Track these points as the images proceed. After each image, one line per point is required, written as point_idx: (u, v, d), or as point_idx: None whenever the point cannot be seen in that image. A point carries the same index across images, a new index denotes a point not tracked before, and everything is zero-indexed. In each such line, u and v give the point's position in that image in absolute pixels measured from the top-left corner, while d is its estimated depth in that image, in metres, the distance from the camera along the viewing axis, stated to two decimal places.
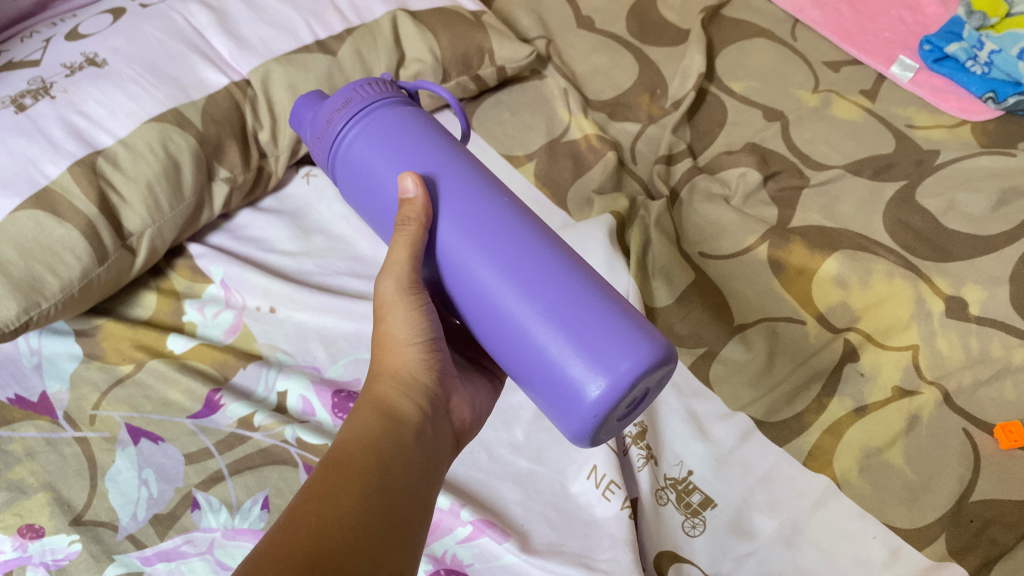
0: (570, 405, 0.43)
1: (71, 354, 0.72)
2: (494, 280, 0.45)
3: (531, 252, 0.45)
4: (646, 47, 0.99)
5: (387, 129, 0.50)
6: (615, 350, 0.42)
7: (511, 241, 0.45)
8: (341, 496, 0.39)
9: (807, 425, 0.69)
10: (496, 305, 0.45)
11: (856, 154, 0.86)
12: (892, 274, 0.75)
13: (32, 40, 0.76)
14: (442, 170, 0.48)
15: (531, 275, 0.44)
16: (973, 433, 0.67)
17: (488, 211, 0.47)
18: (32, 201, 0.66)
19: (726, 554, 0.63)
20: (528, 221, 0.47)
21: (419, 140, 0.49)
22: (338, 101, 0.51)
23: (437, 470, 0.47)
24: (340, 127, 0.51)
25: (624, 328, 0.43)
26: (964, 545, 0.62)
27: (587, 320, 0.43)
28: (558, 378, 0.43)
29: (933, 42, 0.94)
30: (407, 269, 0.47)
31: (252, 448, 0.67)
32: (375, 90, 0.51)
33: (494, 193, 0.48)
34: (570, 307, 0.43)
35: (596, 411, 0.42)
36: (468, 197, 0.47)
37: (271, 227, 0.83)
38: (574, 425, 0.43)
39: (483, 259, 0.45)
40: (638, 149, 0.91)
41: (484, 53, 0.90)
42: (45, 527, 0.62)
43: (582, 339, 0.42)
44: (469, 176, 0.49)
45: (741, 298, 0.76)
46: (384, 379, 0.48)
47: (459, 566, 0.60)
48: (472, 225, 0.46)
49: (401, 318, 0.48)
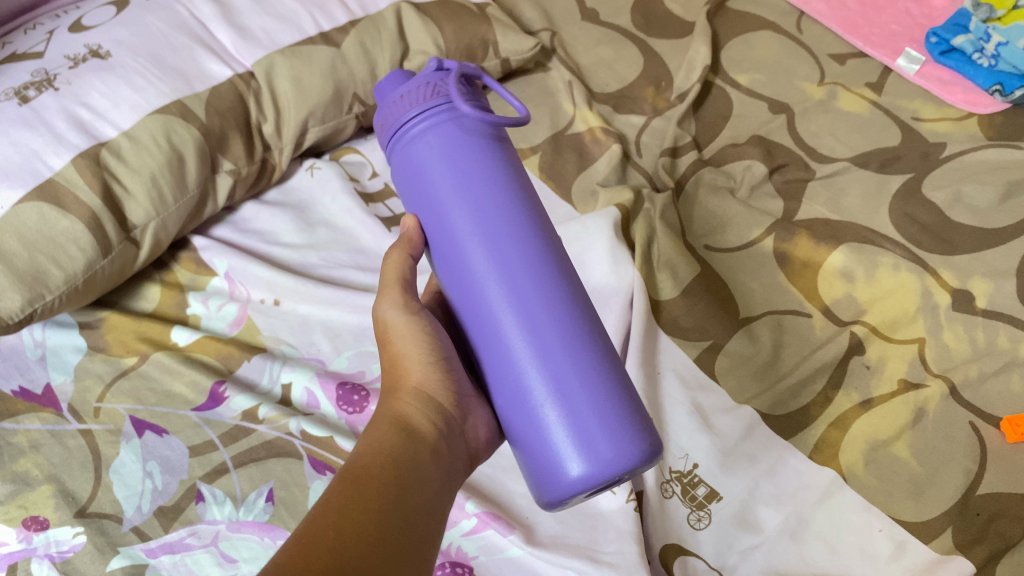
0: (548, 475, 0.44)
1: (75, 347, 0.72)
2: (516, 326, 0.45)
3: (556, 310, 0.45)
4: (651, 39, 0.98)
5: (457, 140, 0.47)
6: (606, 442, 0.43)
7: (543, 292, 0.45)
8: (359, 511, 0.39)
9: (812, 418, 0.69)
10: (511, 352, 0.45)
11: (861, 147, 0.86)
12: (898, 266, 0.75)
13: (36, 32, 0.76)
14: (500, 198, 0.46)
15: (553, 339, 0.44)
16: (980, 427, 0.67)
17: (524, 254, 0.46)
18: (36, 193, 0.66)
19: (731, 546, 0.63)
20: (561, 269, 0.46)
21: (486, 160, 0.47)
22: (421, 90, 0.48)
23: (450, 490, 0.47)
24: (413, 119, 0.48)
25: (622, 421, 0.44)
26: (971, 538, 0.61)
27: (590, 402, 0.44)
28: (546, 446, 0.44)
29: (940, 35, 0.94)
30: (398, 292, 0.52)
31: (256, 441, 0.67)
32: (458, 89, 0.48)
33: (534, 232, 0.47)
34: (576, 383, 0.44)
35: (575, 490, 0.43)
36: (507, 234, 0.46)
37: (275, 220, 0.82)
38: (545, 490, 0.45)
39: (507, 301, 0.45)
40: (643, 141, 0.90)
41: (488, 45, 0.89)
42: (50, 519, 0.62)
43: (580, 417, 0.43)
44: (517, 206, 0.47)
45: (746, 291, 0.76)
46: (400, 395, 0.49)
47: (464, 559, 0.60)
48: (503, 265, 0.45)
49: (407, 337, 0.51)
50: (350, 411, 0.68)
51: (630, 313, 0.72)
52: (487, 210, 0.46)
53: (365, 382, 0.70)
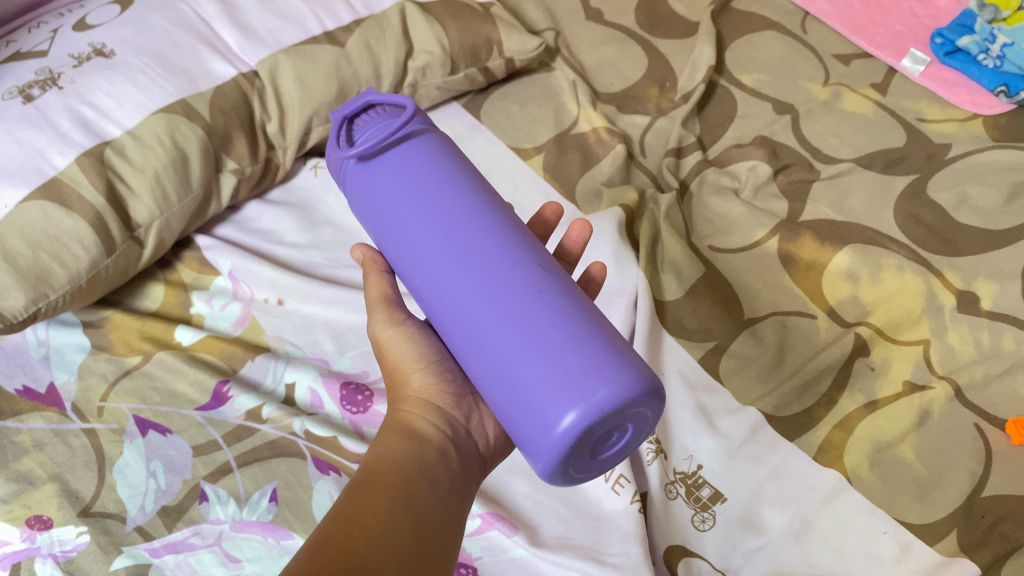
0: (537, 435, 0.41)
1: (79, 346, 0.72)
2: (478, 301, 0.44)
3: (515, 277, 0.45)
4: (656, 39, 0.98)
5: (379, 157, 0.50)
6: (589, 381, 0.40)
7: (498, 265, 0.45)
8: (369, 514, 0.39)
9: (817, 420, 0.69)
10: (477, 326, 0.44)
11: (866, 147, 0.86)
12: (903, 268, 0.75)
13: (40, 30, 0.76)
14: (431, 190, 0.48)
15: (516, 302, 0.44)
16: (985, 429, 0.66)
17: (471, 231, 0.47)
18: (40, 192, 0.66)
19: (736, 548, 0.63)
20: (513, 239, 0.47)
21: (409, 164, 0.49)
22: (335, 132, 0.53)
23: (462, 492, 0.47)
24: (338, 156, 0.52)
25: (602, 358, 0.41)
26: (976, 541, 0.61)
27: (565, 348, 0.42)
28: (529, 402, 0.42)
29: (945, 35, 0.94)
30: (383, 306, 0.52)
31: (260, 441, 0.67)
32: (377, 113, 0.53)
33: (480, 210, 0.48)
34: (547, 334, 0.42)
35: (566, 440, 0.40)
36: (452, 215, 0.47)
37: (279, 219, 0.82)
38: (541, 457, 0.42)
39: (466, 276, 0.45)
40: (647, 142, 0.90)
41: (492, 45, 0.89)
42: (54, 518, 0.62)
43: (554, 364, 0.41)
44: (456, 190, 0.48)
45: (751, 292, 0.76)
46: (403, 404, 0.50)
47: (468, 560, 0.60)
48: (453, 245, 0.46)
49: (400, 345, 0.52)
50: (354, 411, 0.68)
51: (635, 314, 0.72)
52: (432, 204, 0.48)
53: (368, 381, 0.70)
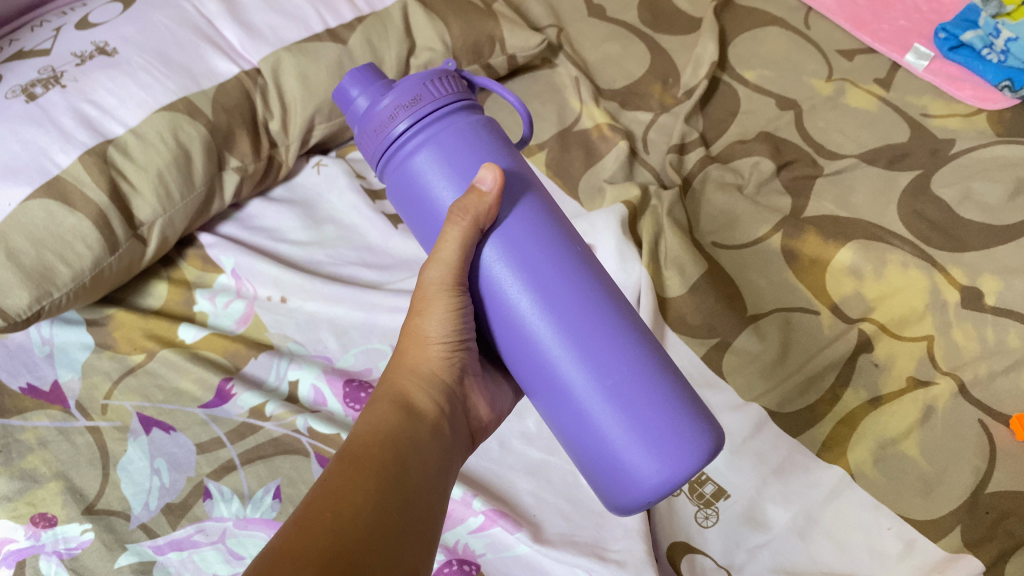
0: (627, 490, 0.44)
1: (83, 344, 0.72)
2: (561, 348, 0.44)
3: (600, 323, 0.44)
4: (659, 36, 0.98)
5: (463, 148, 0.45)
6: (675, 446, 0.43)
7: (582, 308, 0.44)
8: (357, 490, 0.39)
9: (821, 416, 0.68)
10: (562, 375, 0.44)
11: (869, 143, 0.86)
12: (906, 264, 0.75)
13: (43, 29, 0.76)
14: (510, 201, 0.45)
15: (600, 353, 0.44)
16: (989, 425, 0.66)
17: (556, 269, 0.44)
18: (43, 190, 0.66)
19: (739, 544, 0.63)
20: (592, 276, 0.45)
21: (494, 166, 0.45)
22: (406, 96, 0.45)
23: (450, 468, 0.47)
24: (405, 133, 0.45)
25: (684, 419, 0.43)
26: (980, 537, 0.61)
27: (650, 406, 0.43)
28: (614, 458, 0.44)
29: (948, 30, 0.94)
30: (452, 267, 0.44)
31: (264, 438, 0.67)
32: (446, 87, 0.45)
33: (561, 240, 0.45)
34: (633, 391, 0.43)
35: (654, 496, 0.44)
36: (539, 250, 0.44)
37: (282, 217, 0.82)
38: (621, 502, 0.45)
39: (555, 321, 0.44)
40: (650, 138, 0.90)
41: (495, 42, 0.89)
42: (58, 516, 0.62)
43: (647, 425, 0.43)
44: (536, 217, 0.46)
45: (754, 288, 0.76)
46: (402, 373, 0.48)
47: (471, 557, 0.60)
48: (539, 285, 0.44)
49: (437, 318, 0.47)
50: (357, 408, 0.68)
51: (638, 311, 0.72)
52: (512, 232, 0.45)
53: (371, 379, 0.70)
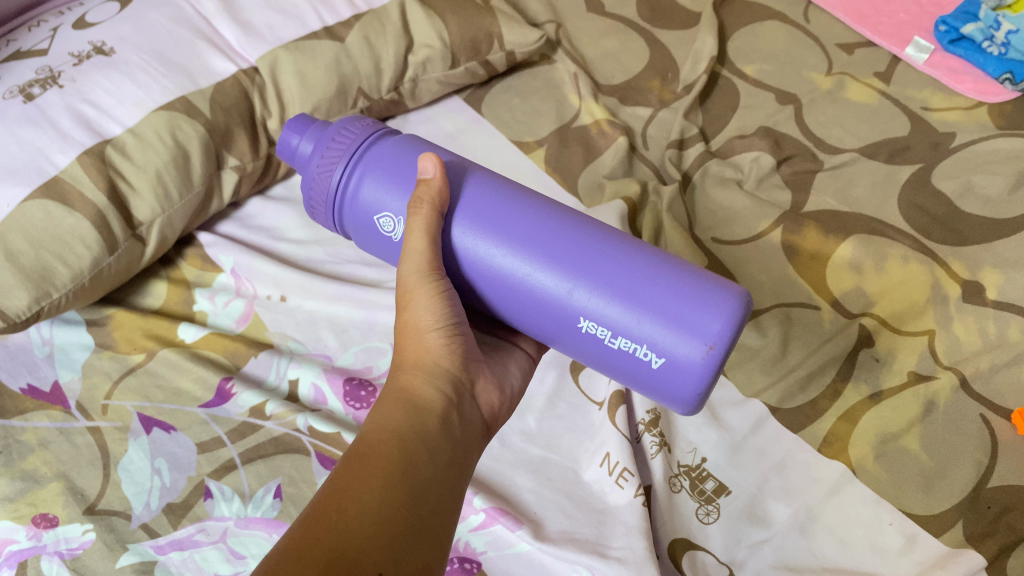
0: (689, 377, 0.43)
1: (83, 344, 0.72)
2: (563, 289, 0.45)
3: (592, 252, 0.45)
4: (658, 31, 0.98)
5: (391, 165, 0.48)
6: (703, 315, 0.43)
7: (570, 246, 0.45)
8: (363, 489, 0.39)
9: (822, 412, 0.68)
10: (575, 312, 0.45)
11: (870, 137, 0.85)
12: (907, 258, 0.74)
13: (40, 29, 0.76)
14: (456, 183, 0.48)
15: (603, 274, 0.45)
16: (990, 419, 0.66)
17: (523, 218, 0.46)
18: (41, 191, 0.66)
19: (741, 541, 0.63)
20: (564, 216, 0.47)
21: None
22: (330, 145, 0.49)
23: (463, 460, 0.46)
24: (340, 176, 0.49)
25: (703, 290, 0.44)
26: (982, 532, 0.61)
27: (667, 295, 0.44)
28: (657, 358, 0.44)
29: (949, 22, 0.93)
30: (425, 257, 0.46)
31: (264, 438, 0.67)
32: (361, 127, 0.50)
33: (516, 194, 0.48)
34: (647, 289, 0.44)
35: (713, 363, 0.43)
36: (503, 212, 0.47)
37: (281, 216, 0.82)
38: (686, 397, 0.44)
39: (545, 263, 0.45)
40: (649, 133, 0.90)
41: (493, 38, 0.89)
42: (60, 516, 0.62)
43: (668, 311, 0.43)
44: (488, 183, 0.48)
45: (755, 284, 0.75)
46: (406, 367, 0.47)
47: (472, 554, 0.60)
48: (514, 238, 0.46)
49: (423, 304, 0.47)
50: (357, 407, 0.68)
51: None
52: (477, 207, 0.47)
53: (371, 377, 0.70)
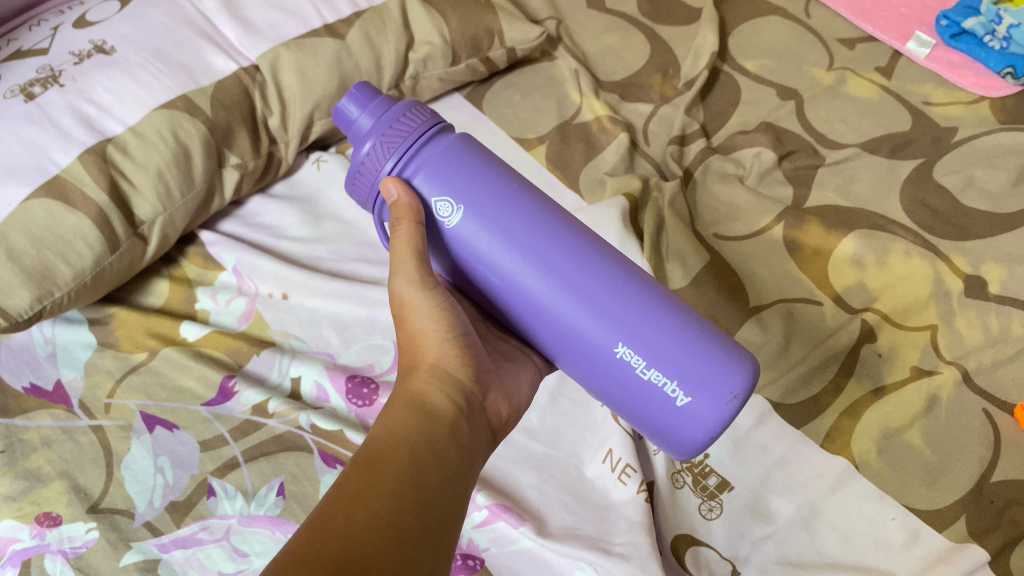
0: (692, 432, 0.45)
1: (85, 343, 0.72)
2: (589, 324, 0.46)
3: (621, 293, 0.46)
4: (658, 26, 0.97)
5: (445, 168, 0.48)
6: (717, 380, 0.44)
7: (600, 285, 0.46)
8: (371, 495, 0.38)
9: (824, 407, 0.68)
10: (597, 347, 0.46)
11: (871, 132, 0.85)
12: (909, 253, 0.74)
13: (41, 28, 0.76)
14: (503, 201, 0.47)
15: (628, 319, 0.45)
16: (993, 413, 0.66)
17: (561, 247, 0.47)
18: (43, 190, 0.66)
19: (743, 537, 0.63)
20: (598, 251, 0.47)
21: (478, 174, 0.48)
22: (388, 130, 0.48)
23: (471, 468, 0.45)
24: (392, 167, 0.48)
25: (720, 355, 0.45)
26: (985, 527, 0.61)
27: (687, 354, 0.45)
28: (667, 409, 0.46)
29: (950, 17, 0.93)
30: (414, 267, 0.48)
31: (267, 435, 0.67)
32: (424, 117, 0.49)
33: (557, 220, 0.48)
34: (669, 344, 0.45)
35: (718, 428, 0.45)
36: (542, 238, 0.47)
37: (282, 213, 0.82)
38: (686, 446, 0.47)
39: (576, 295, 0.46)
40: (650, 129, 0.89)
41: (493, 35, 0.89)
42: (63, 515, 0.62)
43: (686, 368, 0.45)
44: (531, 202, 0.48)
45: (757, 280, 0.75)
46: (418, 373, 0.47)
47: (476, 551, 0.60)
48: (550, 265, 0.46)
49: (425, 314, 0.49)
50: (360, 404, 0.68)
51: None
52: (516, 227, 0.47)
53: (374, 374, 0.70)
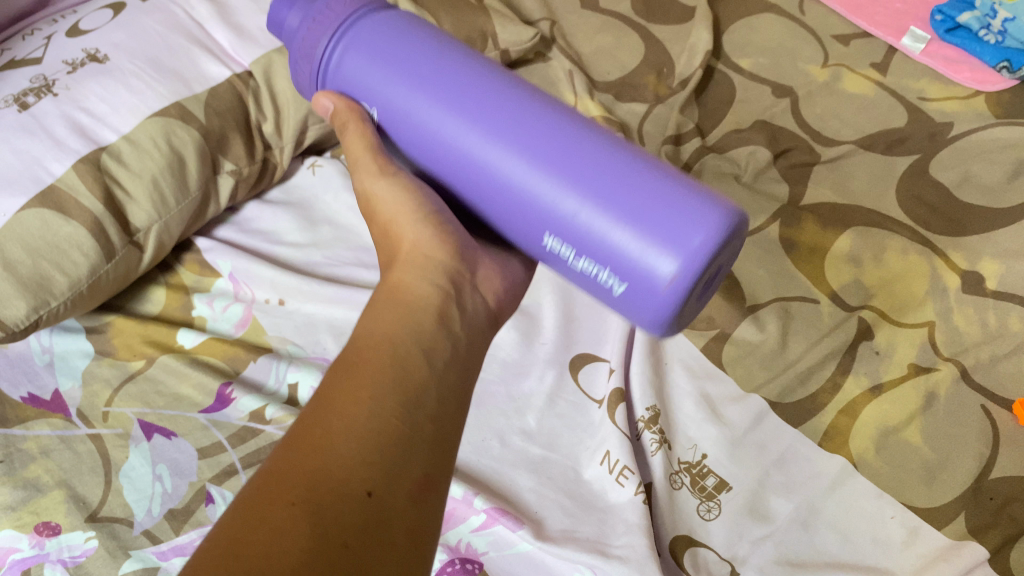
0: (658, 221, 0.39)
1: (83, 352, 0.72)
2: (532, 173, 0.43)
3: (564, 135, 0.43)
4: (652, 26, 0.97)
5: (376, 40, 0.48)
6: (683, 224, 0.39)
7: (545, 127, 0.43)
8: (346, 405, 0.37)
9: (822, 405, 0.68)
10: (546, 207, 0.42)
11: (866, 128, 0.85)
12: (906, 250, 0.75)
13: (34, 37, 0.76)
14: (438, 59, 0.46)
15: (574, 162, 0.42)
16: (992, 410, 0.66)
17: (507, 111, 0.44)
18: (37, 200, 0.66)
19: (742, 537, 0.62)
20: (548, 102, 0.45)
21: (410, 44, 0.47)
22: (325, 17, 0.49)
23: (468, 362, 0.44)
24: (327, 47, 0.49)
25: (688, 198, 0.40)
26: (984, 524, 0.61)
27: (644, 194, 0.40)
28: (617, 261, 0.40)
29: (945, 12, 0.92)
30: (371, 156, 0.48)
31: (265, 442, 0.67)
32: (351, 1, 0.49)
33: (505, 82, 0.46)
34: (619, 185, 0.41)
35: (673, 299, 0.39)
36: (491, 110, 0.44)
37: (278, 220, 0.82)
38: (649, 313, 0.41)
39: (516, 176, 0.43)
40: (647, 129, 0.88)
41: (487, 37, 0.89)
42: (62, 524, 0.63)
43: (642, 208, 0.40)
44: (479, 71, 0.46)
45: (752, 278, 0.74)
46: (397, 265, 0.46)
47: (474, 555, 0.61)
48: (493, 129, 0.44)
49: (405, 216, 0.47)
50: None
51: None
52: (459, 100, 0.45)
53: None
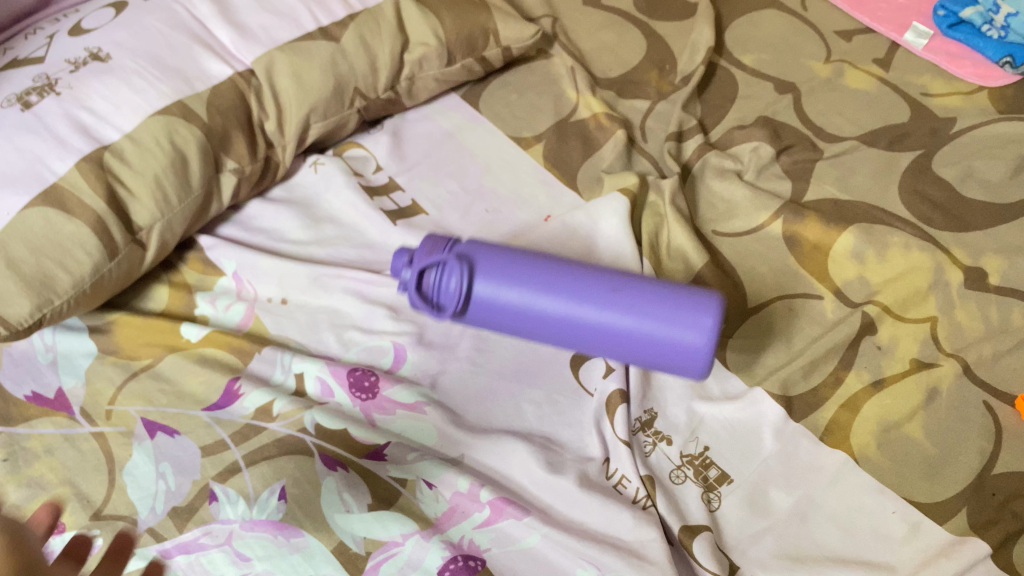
0: (685, 318, 0.56)
1: (87, 351, 0.72)
2: (599, 312, 0.58)
3: (610, 282, 0.59)
4: (654, 22, 0.97)
5: (470, 260, 0.60)
6: (696, 316, 0.56)
7: (596, 281, 0.59)
8: None
9: (824, 400, 0.68)
10: (611, 330, 0.58)
11: (869, 124, 0.85)
12: (909, 246, 0.74)
13: (37, 36, 0.76)
14: (514, 262, 0.60)
15: (626, 297, 0.58)
16: (995, 406, 0.66)
17: (566, 279, 0.59)
18: (40, 199, 0.66)
19: (744, 530, 0.62)
20: (588, 265, 0.61)
21: (493, 258, 0.60)
22: (420, 258, 0.59)
23: None
24: (426, 273, 0.59)
25: (693, 295, 0.57)
26: (986, 520, 0.61)
27: (671, 304, 0.57)
28: (669, 345, 0.56)
29: (948, 7, 0.92)
30: None
31: (269, 439, 0.66)
32: (439, 242, 0.60)
33: (557, 264, 0.61)
34: (656, 301, 0.57)
35: (708, 346, 0.56)
36: (562, 283, 0.59)
37: (281, 217, 0.82)
38: (698, 361, 0.56)
39: (587, 313, 0.58)
40: (648, 125, 0.89)
41: (489, 34, 0.88)
42: (66, 522, 0.63)
43: (673, 316, 0.56)
44: (538, 261, 0.61)
45: (756, 276, 0.75)
46: None
47: (477, 551, 0.60)
48: (564, 294, 0.58)
49: None
50: (363, 398, 0.68)
51: None
52: (540, 283, 0.59)
53: (376, 369, 0.70)
